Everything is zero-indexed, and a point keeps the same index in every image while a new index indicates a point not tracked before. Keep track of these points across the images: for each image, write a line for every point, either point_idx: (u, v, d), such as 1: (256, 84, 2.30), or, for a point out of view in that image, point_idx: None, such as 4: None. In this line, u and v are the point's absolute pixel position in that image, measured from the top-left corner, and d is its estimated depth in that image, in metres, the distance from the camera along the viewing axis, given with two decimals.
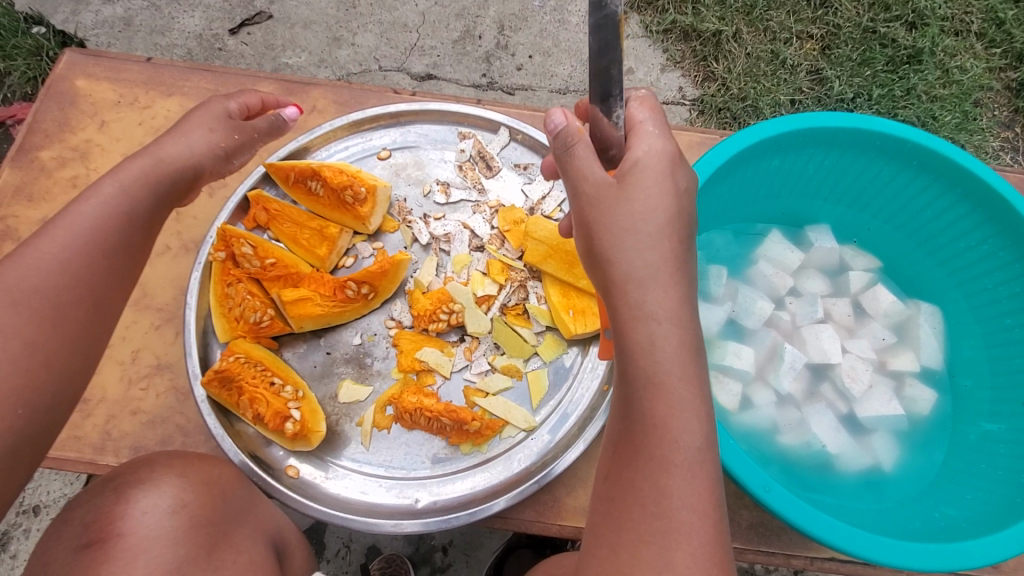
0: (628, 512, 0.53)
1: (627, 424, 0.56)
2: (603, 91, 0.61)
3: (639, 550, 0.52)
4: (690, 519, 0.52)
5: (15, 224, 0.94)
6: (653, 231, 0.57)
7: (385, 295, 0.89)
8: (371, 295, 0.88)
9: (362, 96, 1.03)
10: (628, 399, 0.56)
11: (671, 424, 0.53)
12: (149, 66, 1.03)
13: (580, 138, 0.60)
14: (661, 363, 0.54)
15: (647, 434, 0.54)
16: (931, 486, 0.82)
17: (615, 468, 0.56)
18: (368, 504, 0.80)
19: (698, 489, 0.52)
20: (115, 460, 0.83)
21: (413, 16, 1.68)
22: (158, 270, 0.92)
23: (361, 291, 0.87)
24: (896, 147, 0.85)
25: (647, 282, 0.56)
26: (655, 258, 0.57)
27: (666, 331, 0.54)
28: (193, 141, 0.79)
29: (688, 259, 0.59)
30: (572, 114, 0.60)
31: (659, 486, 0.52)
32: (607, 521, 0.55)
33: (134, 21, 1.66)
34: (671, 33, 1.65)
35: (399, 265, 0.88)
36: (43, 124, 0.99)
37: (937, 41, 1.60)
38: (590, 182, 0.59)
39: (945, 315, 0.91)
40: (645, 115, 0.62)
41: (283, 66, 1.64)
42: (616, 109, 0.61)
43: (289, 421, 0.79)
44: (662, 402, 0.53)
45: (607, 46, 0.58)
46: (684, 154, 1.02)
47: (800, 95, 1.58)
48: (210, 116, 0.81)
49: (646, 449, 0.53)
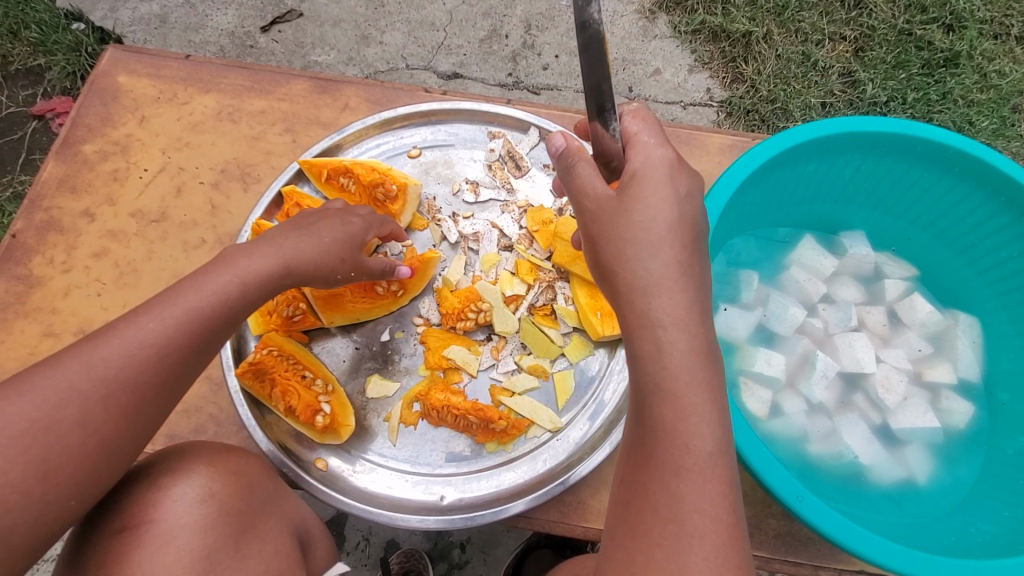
0: (641, 516, 0.52)
1: (641, 424, 0.55)
2: (598, 106, 0.62)
3: (654, 554, 0.50)
4: (705, 524, 0.50)
5: (59, 215, 0.97)
6: (667, 238, 0.57)
7: (414, 292, 0.90)
8: (399, 292, 0.89)
9: (393, 94, 1.03)
10: (640, 402, 0.55)
11: (680, 427, 0.52)
12: (187, 63, 1.05)
13: (578, 157, 0.62)
14: (669, 367, 0.53)
15: (658, 438, 0.53)
16: (965, 502, 0.80)
17: (630, 471, 0.55)
18: (395, 499, 0.81)
19: (712, 493, 0.51)
20: (150, 447, 0.85)
21: (440, 15, 1.69)
22: (193, 264, 0.94)
23: (390, 288, 0.88)
24: (937, 154, 0.83)
25: (650, 290, 0.56)
26: (657, 266, 0.56)
27: (672, 337, 0.54)
28: (324, 257, 0.72)
29: (696, 264, 0.58)
30: (573, 137, 0.64)
31: (671, 489, 0.51)
32: (620, 525, 0.54)
33: (169, 18, 1.70)
34: (700, 33, 1.63)
35: (427, 261, 0.90)
36: (86, 119, 1.02)
37: (974, 45, 1.56)
38: (592, 198, 0.60)
39: (984, 327, 0.88)
40: (639, 127, 0.62)
41: (312, 63, 1.66)
42: (612, 122, 0.61)
43: (320, 414, 0.81)
44: (671, 405, 0.53)
45: (595, 62, 0.60)
46: (716, 156, 1.01)
47: (832, 98, 1.55)
48: (349, 241, 0.75)
49: (658, 451, 0.53)
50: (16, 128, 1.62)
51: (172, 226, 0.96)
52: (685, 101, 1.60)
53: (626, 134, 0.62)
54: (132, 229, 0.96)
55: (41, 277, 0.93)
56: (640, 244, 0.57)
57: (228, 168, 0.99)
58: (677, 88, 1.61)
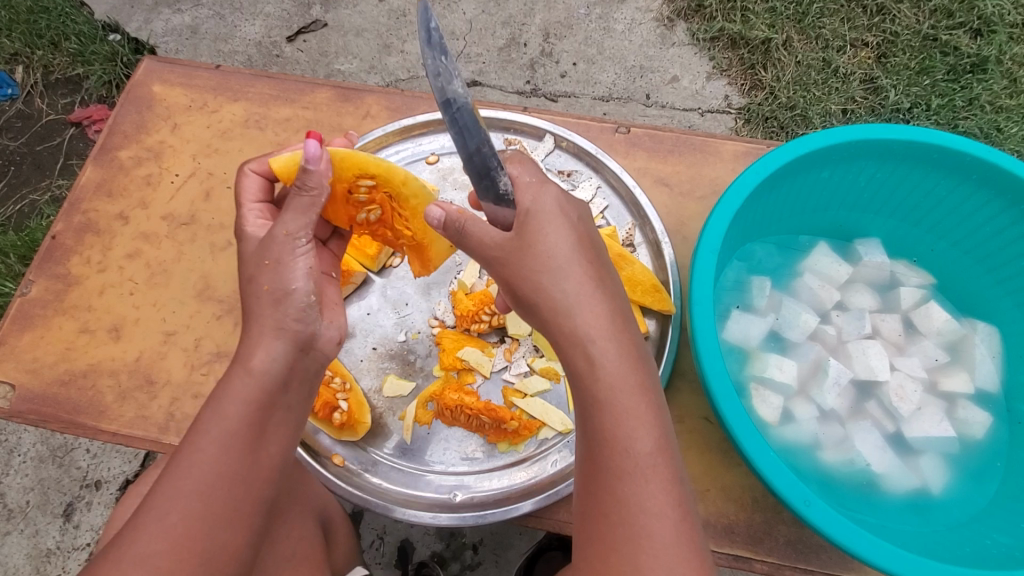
0: (596, 524, 0.57)
1: (587, 436, 0.61)
2: (483, 166, 0.64)
3: (608, 558, 0.55)
4: (651, 523, 0.55)
5: (95, 218, 1.02)
6: (603, 264, 0.66)
7: (355, 162, 0.73)
8: (371, 173, 0.75)
9: (412, 102, 1.07)
10: (585, 414, 0.61)
11: (619, 435, 0.58)
12: (217, 73, 1.10)
13: (463, 219, 0.65)
14: (603, 378, 0.59)
15: (600, 447, 0.59)
16: (983, 513, 0.79)
17: (584, 483, 0.60)
18: (410, 495, 0.83)
19: (657, 491, 0.56)
20: (177, 440, 0.88)
21: (460, 23, 1.72)
22: (220, 264, 0.98)
23: (364, 185, 0.76)
24: (954, 161, 0.83)
25: (572, 309, 0.61)
26: (572, 287, 0.62)
27: (599, 350, 0.60)
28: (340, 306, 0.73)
29: (601, 278, 0.64)
30: (448, 204, 0.67)
31: (619, 494, 0.56)
32: (582, 536, 0.59)
33: (200, 29, 1.77)
34: (719, 40, 1.64)
35: (282, 171, 0.72)
36: (122, 126, 1.07)
37: (1004, 49, 1.54)
38: (496, 245, 0.65)
39: (1003, 336, 0.87)
40: (520, 172, 0.66)
41: (335, 72, 1.71)
42: (499, 177, 0.64)
43: (336, 412, 0.84)
44: (608, 415, 0.58)
45: (465, 131, 0.62)
46: (729, 164, 1.02)
47: (853, 104, 1.55)
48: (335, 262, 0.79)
49: (602, 461, 0.58)
50: (55, 135, 1.70)
51: (201, 228, 1.00)
52: (703, 108, 1.61)
53: (512, 180, 0.65)
54: (163, 231, 1.00)
55: (79, 277, 0.98)
56: (587, 263, 0.63)
57: None
58: (695, 95, 1.62)
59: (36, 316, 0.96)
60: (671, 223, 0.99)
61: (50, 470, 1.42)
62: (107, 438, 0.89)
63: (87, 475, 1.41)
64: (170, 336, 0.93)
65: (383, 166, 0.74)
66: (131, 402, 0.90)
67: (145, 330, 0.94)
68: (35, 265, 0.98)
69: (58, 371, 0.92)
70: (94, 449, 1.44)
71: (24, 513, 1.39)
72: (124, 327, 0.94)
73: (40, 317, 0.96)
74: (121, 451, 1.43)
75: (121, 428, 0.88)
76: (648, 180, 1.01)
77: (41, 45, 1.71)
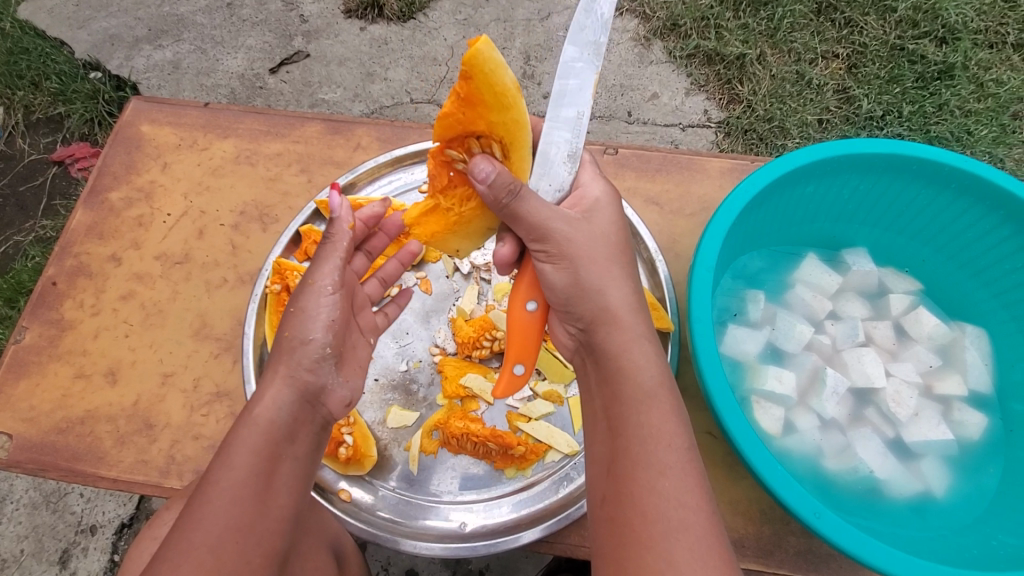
0: (629, 523, 0.57)
1: (621, 436, 0.62)
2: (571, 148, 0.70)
3: (641, 556, 0.55)
4: (682, 519, 0.56)
5: (87, 260, 1.01)
6: (605, 282, 0.67)
7: (513, 135, 0.69)
8: (507, 154, 0.70)
9: (403, 132, 1.08)
10: (618, 413, 0.63)
11: (664, 430, 0.61)
12: (206, 111, 1.10)
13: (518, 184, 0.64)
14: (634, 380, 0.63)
15: (642, 441, 0.60)
16: (986, 512, 0.80)
17: (613, 484, 0.60)
18: (418, 527, 0.82)
19: (684, 487, 0.58)
20: (179, 483, 0.86)
21: (442, 50, 1.76)
22: (216, 302, 0.97)
23: (487, 151, 0.70)
24: (933, 171, 0.86)
25: None
26: None
27: None
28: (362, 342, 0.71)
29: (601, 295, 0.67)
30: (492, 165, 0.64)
31: (656, 490, 0.57)
32: (608, 541, 0.58)
33: (182, 64, 1.78)
34: (695, 57, 1.68)
35: (484, 50, 0.61)
36: (112, 168, 1.07)
37: (969, 55, 1.60)
38: None
39: (991, 338, 0.89)
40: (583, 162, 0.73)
41: (320, 101, 1.72)
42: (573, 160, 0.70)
43: (342, 446, 0.83)
44: (656, 411, 0.62)
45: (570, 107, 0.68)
46: (716, 181, 1.04)
47: (828, 114, 1.59)
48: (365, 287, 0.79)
49: (641, 456, 0.59)
50: (37, 175, 1.68)
51: (195, 266, 1.00)
52: (684, 123, 1.64)
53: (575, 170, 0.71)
54: (158, 271, 0.99)
55: (73, 321, 0.97)
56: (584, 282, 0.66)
57: (247, 209, 1.03)
58: (675, 111, 1.65)
59: (31, 363, 0.94)
60: (664, 240, 1.01)
61: (43, 517, 1.38)
62: (105, 485, 0.87)
63: (82, 520, 1.38)
64: (169, 377, 0.92)
65: (517, 167, 0.70)
66: (130, 447, 0.88)
67: (143, 372, 0.93)
68: (28, 311, 0.97)
69: (55, 418, 0.91)
70: (87, 493, 1.40)
71: (18, 563, 1.34)
72: (120, 370, 0.93)
73: (35, 365, 0.94)
74: (115, 494, 1.40)
75: (121, 474, 0.87)
76: (639, 199, 1.03)
77: (22, 86, 1.71)
